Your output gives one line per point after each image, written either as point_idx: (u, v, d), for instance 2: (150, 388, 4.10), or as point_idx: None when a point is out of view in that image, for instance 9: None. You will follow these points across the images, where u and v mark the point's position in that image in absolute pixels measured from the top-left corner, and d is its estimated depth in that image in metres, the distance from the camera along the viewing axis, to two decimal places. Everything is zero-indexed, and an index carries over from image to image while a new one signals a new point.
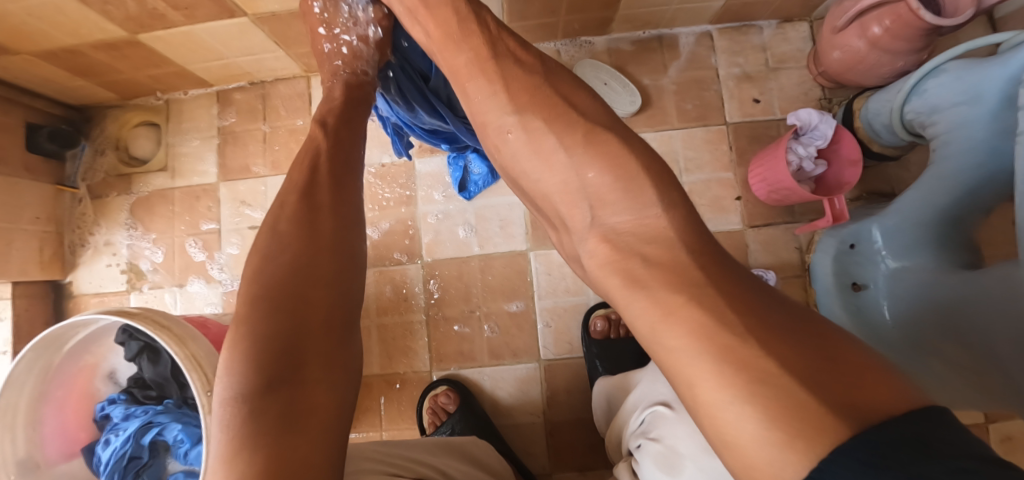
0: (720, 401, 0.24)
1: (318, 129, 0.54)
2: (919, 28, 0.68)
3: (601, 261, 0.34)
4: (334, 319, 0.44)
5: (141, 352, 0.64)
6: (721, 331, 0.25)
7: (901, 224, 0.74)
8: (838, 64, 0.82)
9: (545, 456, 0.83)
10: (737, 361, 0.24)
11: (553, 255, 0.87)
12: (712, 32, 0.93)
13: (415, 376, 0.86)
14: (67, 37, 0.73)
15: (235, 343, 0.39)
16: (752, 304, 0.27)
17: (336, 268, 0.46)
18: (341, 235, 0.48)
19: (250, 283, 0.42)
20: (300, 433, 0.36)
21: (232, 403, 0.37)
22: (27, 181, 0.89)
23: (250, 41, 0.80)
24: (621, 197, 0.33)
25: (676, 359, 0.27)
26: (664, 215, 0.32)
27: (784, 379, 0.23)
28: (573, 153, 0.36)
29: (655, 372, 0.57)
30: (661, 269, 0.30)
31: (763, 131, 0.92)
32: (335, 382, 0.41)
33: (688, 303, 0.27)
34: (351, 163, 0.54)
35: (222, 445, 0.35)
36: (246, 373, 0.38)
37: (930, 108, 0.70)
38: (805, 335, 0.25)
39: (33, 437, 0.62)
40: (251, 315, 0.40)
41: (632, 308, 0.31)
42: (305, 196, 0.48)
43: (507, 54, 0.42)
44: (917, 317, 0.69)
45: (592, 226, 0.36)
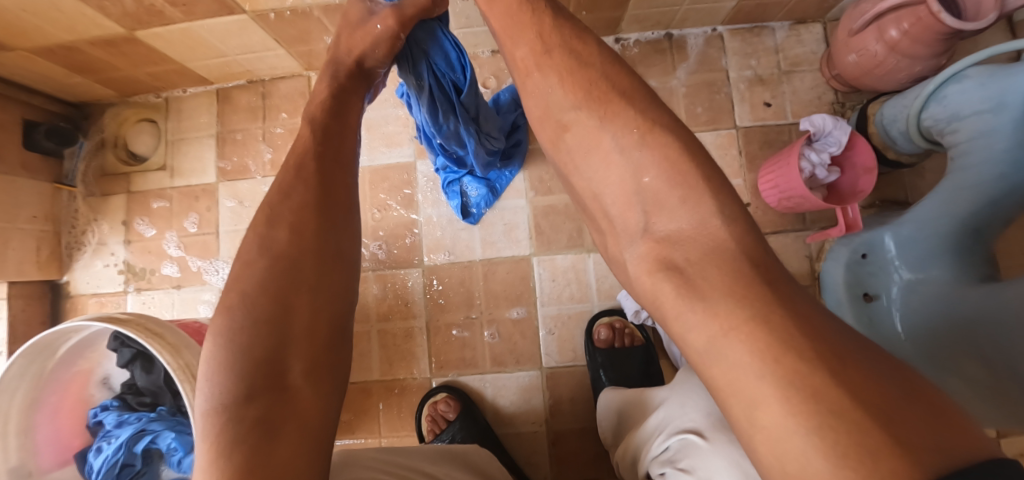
0: (784, 430, 0.23)
1: (305, 126, 0.49)
2: (939, 32, 0.66)
3: (651, 269, 0.32)
4: (321, 326, 0.41)
5: (134, 359, 0.63)
6: (791, 356, 0.24)
7: (917, 233, 0.72)
8: (854, 68, 0.80)
9: (547, 465, 0.82)
10: (807, 388, 0.23)
11: (557, 260, 0.85)
12: (724, 33, 0.90)
13: (414, 382, 0.85)
14: (62, 33, 0.71)
15: (215, 351, 0.38)
16: (824, 332, 0.25)
17: (316, 273, 0.42)
18: (325, 237, 0.44)
19: (231, 288, 0.40)
20: (280, 443, 0.35)
21: (211, 413, 0.36)
22: (24, 180, 0.88)
23: (250, 38, 0.78)
24: (680, 205, 0.32)
25: (736, 380, 0.25)
26: (725, 227, 0.31)
27: (859, 415, 0.21)
28: (629, 154, 0.35)
29: (686, 396, 0.55)
30: (722, 277, 0.28)
31: (774, 136, 0.89)
32: (321, 390, 0.40)
33: (751, 320, 0.26)
34: (345, 160, 0.49)
35: (201, 452, 0.35)
36: (229, 382, 0.36)
37: (949, 115, 0.68)
38: (874, 363, 0.24)
39: (26, 445, 0.61)
40: (233, 321, 0.38)
41: (685, 321, 0.29)
42: (322, 196, 0.45)
43: (563, 45, 0.39)
44: (934, 327, 0.66)
45: (643, 231, 0.34)
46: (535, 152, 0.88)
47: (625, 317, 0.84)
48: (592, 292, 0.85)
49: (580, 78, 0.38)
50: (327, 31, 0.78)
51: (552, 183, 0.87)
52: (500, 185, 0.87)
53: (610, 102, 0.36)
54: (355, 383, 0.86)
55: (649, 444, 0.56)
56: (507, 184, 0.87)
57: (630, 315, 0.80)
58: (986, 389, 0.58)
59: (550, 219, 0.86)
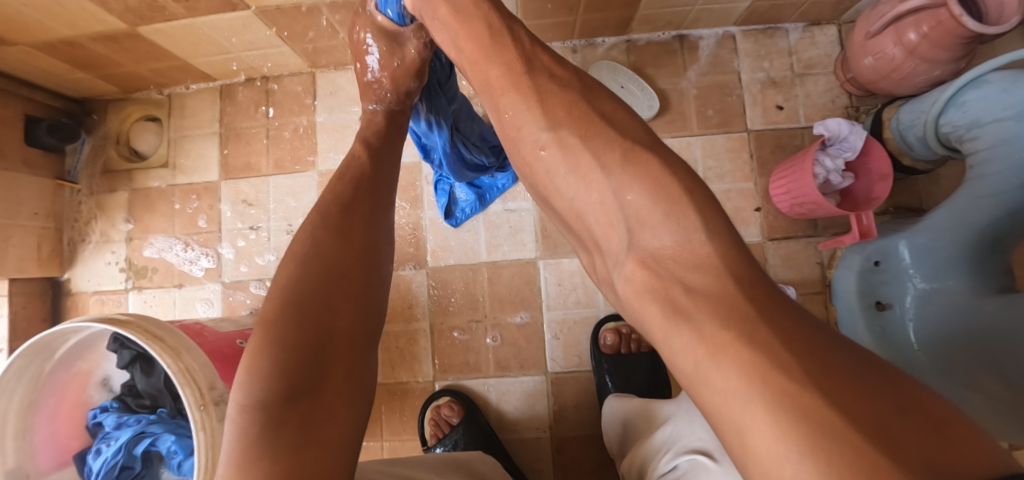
0: (773, 456, 0.20)
1: (359, 149, 0.52)
2: (960, 35, 0.64)
3: (639, 289, 0.30)
4: (360, 333, 0.39)
5: (134, 361, 0.62)
6: (778, 373, 0.21)
7: (932, 243, 0.71)
8: (870, 71, 0.78)
9: (551, 472, 0.81)
10: (797, 407, 0.20)
11: (564, 264, 0.84)
12: (736, 34, 0.89)
13: (417, 386, 0.84)
14: (64, 29, 0.70)
15: (258, 346, 0.35)
16: (811, 344, 0.23)
17: (359, 281, 0.41)
18: (373, 243, 0.44)
19: (280, 289, 0.39)
20: (318, 446, 0.31)
21: (247, 411, 0.33)
22: (25, 176, 0.86)
23: (254, 35, 0.77)
24: (662, 220, 0.29)
25: (723, 404, 0.23)
26: (708, 243, 0.27)
27: (853, 434, 0.19)
28: (612, 173, 0.32)
29: (692, 413, 0.54)
30: (704, 299, 0.25)
31: (787, 140, 0.87)
32: (356, 396, 0.36)
33: (736, 338, 0.23)
34: (391, 184, 0.50)
35: (229, 459, 0.32)
36: (267, 381, 0.34)
37: (969, 121, 0.66)
38: (874, 377, 0.22)
39: (23, 447, 0.60)
40: (278, 318, 0.36)
41: (673, 344, 0.26)
42: (344, 208, 0.44)
43: (543, 69, 0.37)
44: (958, 339, 0.65)
45: (628, 249, 0.31)
46: None
47: None
48: (599, 297, 0.83)
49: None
50: (332, 28, 0.76)
51: None
52: (488, 195, 0.85)
53: (625, 112, 0.34)
54: None
55: (656, 459, 0.55)
56: (496, 196, 0.86)
57: None
58: (1000, 402, 0.56)
59: (557, 222, 0.85)
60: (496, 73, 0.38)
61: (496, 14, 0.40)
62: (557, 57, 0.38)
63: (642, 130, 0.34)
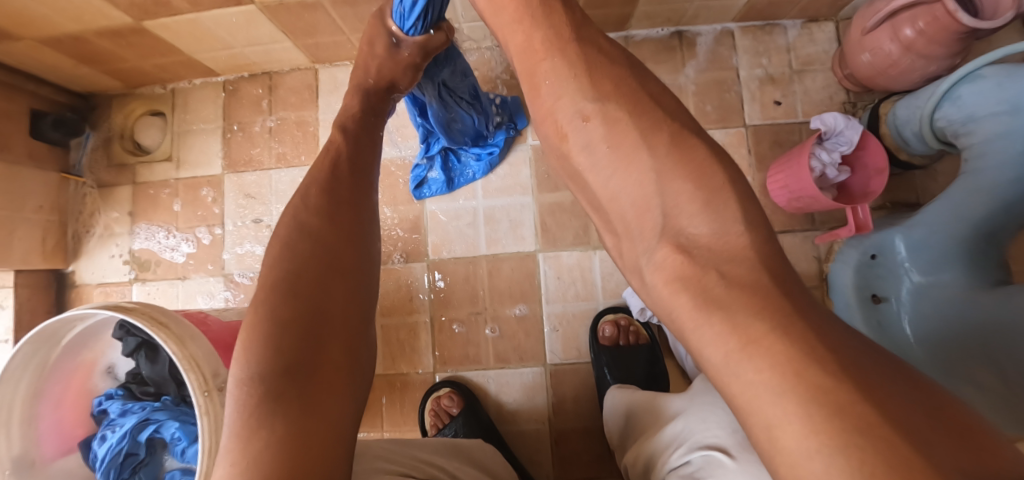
0: (803, 451, 0.21)
1: (337, 135, 0.51)
2: (955, 31, 0.65)
3: (670, 277, 0.29)
4: (353, 311, 0.40)
5: (139, 348, 0.63)
6: (815, 368, 0.23)
7: (929, 236, 0.71)
8: (867, 68, 0.78)
9: (550, 464, 0.81)
10: (830, 404, 0.22)
11: (564, 257, 0.85)
12: (734, 31, 0.89)
13: (418, 378, 0.85)
14: (70, 23, 0.71)
15: (256, 323, 0.36)
16: (847, 352, 0.24)
17: (352, 261, 0.42)
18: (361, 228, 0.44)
19: (275, 266, 0.39)
20: (316, 418, 0.33)
21: (246, 384, 0.34)
22: (29, 169, 0.87)
23: (258, 31, 0.78)
24: (700, 210, 0.30)
25: (753, 397, 0.24)
26: (747, 234, 0.28)
27: (885, 432, 0.20)
28: (657, 154, 0.32)
29: (706, 408, 0.54)
30: (741, 290, 0.26)
31: (785, 135, 0.88)
32: (353, 372, 0.37)
33: (772, 332, 0.24)
34: (365, 165, 0.50)
35: (233, 432, 0.32)
36: (265, 355, 0.34)
37: (965, 116, 0.66)
38: (903, 388, 0.24)
39: (29, 435, 0.61)
40: (271, 297, 0.37)
41: (703, 335, 0.27)
42: (327, 190, 0.45)
43: (583, 43, 0.36)
44: (954, 332, 0.65)
45: (661, 232, 0.31)
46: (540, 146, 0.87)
47: (630, 315, 0.83)
48: (597, 290, 0.84)
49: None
50: (335, 24, 0.77)
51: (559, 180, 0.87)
52: (457, 182, 0.87)
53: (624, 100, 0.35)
54: None
55: (664, 455, 0.56)
56: (465, 183, 0.87)
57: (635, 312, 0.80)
58: (996, 394, 0.57)
59: (556, 217, 0.86)
60: (540, 37, 0.36)
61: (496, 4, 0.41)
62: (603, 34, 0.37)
63: (685, 112, 0.34)
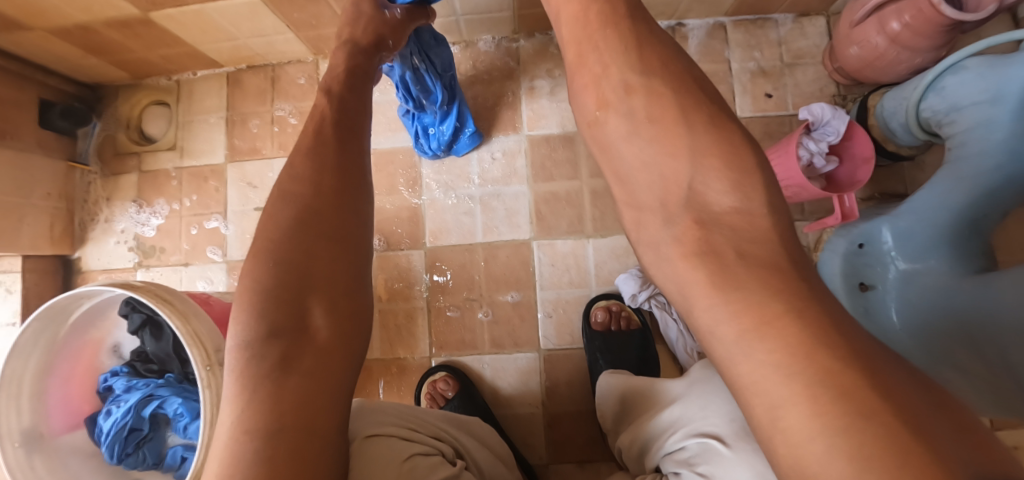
0: (806, 433, 0.24)
1: (323, 97, 0.51)
2: (940, 24, 0.66)
3: (687, 252, 0.33)
4: (341, 275, 0.41)
5: (144, 325, 0.65)
6: (824, 353, 0.25)
7: (914, 225, 0.73)
8: (856, 60, 0.80)
9: (543, 447, 0.83)
10: (839, 387, 0.24)
11: (557, 245, 0.87)
12: (727, 25, 0.91)
13: (415, 362, 0.87)
14: (79, 14, 0.73)
15: (246, 290, 0.38)
16: (866, 345, 0.27)
17: (335, 225, 0.42)
18: (349, 193, 0.44)
19: (261, 233, 0.41)
20: (302, 377, 0.36)
21: (237, 349, 0.36)
22: (39, 157, 0.90)
23: (261, 22, 0.80)
24: (731, 188, 0.33)
25: (763, 377, 0.27)
26: (770, 217, 0.32)
27: (888, 418, 0.23)
28: (695, 129, 0.35)
29: (706, 396, 0.53)
30: (758, 271, 0.29)
31: (776, 127, 0.90)
32: (343, 335, 0.39)
33: (787, 314, 0.27)
34: (357, 129, 0.50)
35: (231, 391, 0.35)
36: (255, 320, 0.37)
37: (948, 106, 0.68)
38: (906, 376, 0.27)
39: (38, 408, 0.63)
40: (260, 265, 0.39)
41: (716, 313, 0.30)
42: (313, 152, 0.45)
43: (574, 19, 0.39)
44: (931, 319, 0.68)
45: (684, 207, 0.35)
46: (536, 136, 0.89)
47: (622, 301, 0.84)
48: (591, 277, 0.86)
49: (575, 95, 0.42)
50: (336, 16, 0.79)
51: (554, 169, 0.89)
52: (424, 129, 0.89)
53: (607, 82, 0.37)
54: None
55: (660, 439, 0.56)
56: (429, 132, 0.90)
57: (627, 298, 0.81)
58: (984, 383, 0.59)
59: (551, 205, 0.88)
60: (594, 8, 0.39)
61: None
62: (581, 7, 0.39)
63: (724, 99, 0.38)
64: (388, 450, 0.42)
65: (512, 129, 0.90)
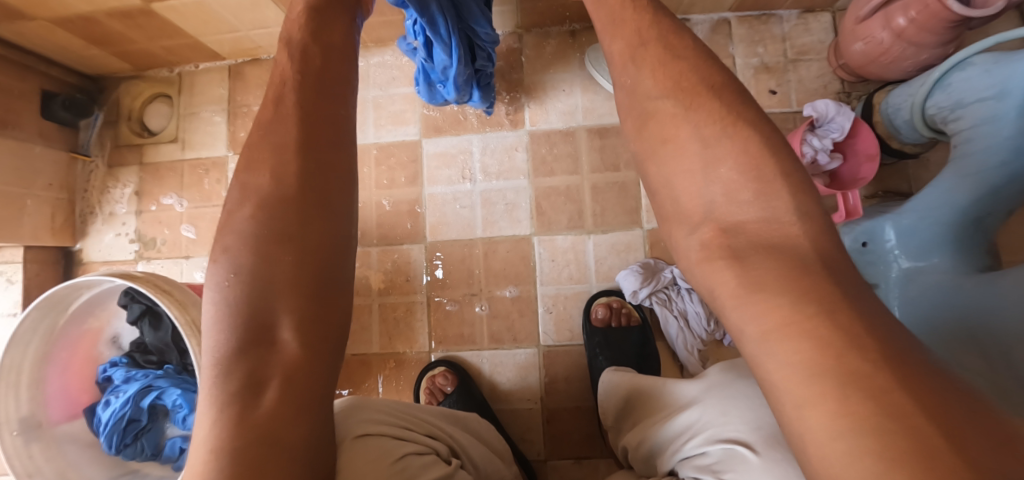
0: (830, 432, 0.24)
1: (282, 50, 0.42)
2: (946, 19, 0.65)
3: (711, 254, 0.33)
4: (309, 278, 0.36)
5: (142, 315, 0.65)
6: (854, 355, 0.25)
7: (918, 223, 0.72)
8: (860, 56, 0.79)
9: (542, 442, 0.83)
10: (867, 389, 0.24)
11: (557, 240, 0.86)
12: (731, 20, 0.90)
13: (414, 356, 0.87)
14: (81, 4, 0.73)
15: (213, 302, 0.35)
16: (893, 340, 0.26)
17: (295, 222, 0.37)
18: (313, 178, 0.38)
19: (223, 235, 0.37)
20: (267, 398, 0.33)
21: (210, 364, 0.34)
22: (41, 147, 0.90)
23: (262, 14, 0.80)
24: (753, 199, 0.33)
25: (787, 377, 0.27)
26: (799, 224, 0.32)
27: (917, 420, 0.22)
28: (709, 145, 0.35)
29: (727, 403, 0.52)
30: (780, 273, 0.29)
31: (779, 124, 0.89)
32: (314, 344, 0.36)
33: (817, 316, 0.27)
34: (340, 90, 0.43)
35: (201, 409, 0.33)
36: (222, 334, 0.34)
37: (953, 102, 0.68)
38: (938, 369, 0.25)
39: (36, 397, 0.63)
40: (224, 274, 0.35)
41: (742, 314, 0.30)
42: (269, 133, 0.39)
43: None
44: (935, 319, 0.67)
45: (708, 216, 0.34)
46: (538, 132, 0.89)
47: (622, 297, 0.84)
48: (591, 273, 0.86)
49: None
50: None
51: (555, 164, 0.88)
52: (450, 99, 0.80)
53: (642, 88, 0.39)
54: (355, 355, 0.88)
55: (675, 443, 0.55)
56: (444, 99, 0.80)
57: (628, 294, 0.81)
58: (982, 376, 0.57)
59: (552, 200, 0.87)
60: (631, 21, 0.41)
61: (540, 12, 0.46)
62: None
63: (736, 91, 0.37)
64: (382, 449, 0.41)
65: (512, 124, 0.89)
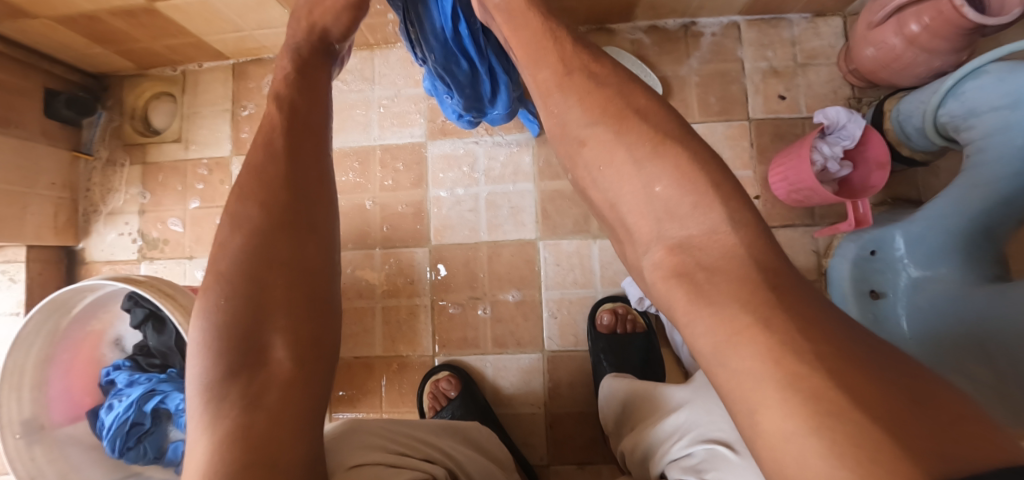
0: (783, 433, 0.24)
1: (272, 102, 0.45)
2: (960, 27, 0.64)
3: (666, 274, 0.34)
4: (300, 299, 0.39)
5: (146, 319, 0.65)
6: (793, 358, 0.26)
7: (927, 231, 0.72)
8: (872, 62, 0.79)
9: (544, 447, 0.83)
10: (807, 390, 0.24)
11: (563, 245, 0.85)
12: (740, 24, 0.89)
13: (418, 360, 0.86)
14: (86, 3, 0.72)
15: (201, 330, 0.37)
16: (829, 337, 0.27)
17: (281, 247, 0.40)
18: (299, 210, 0.42)
19: (211, 266, 0.39)
20: (258, 418, 0.34)
21: (197, 391, 0.35)
22: (44, 146, 0.89)
23: (267, 14, 0.79)
24: (691, 211, 0.35)
25: (742, 384, 0.27)
26: (735, 233, 0.33)
27: (856, 415, 0.23)
28: (642, 166, 0.37)
29: (709, 402, 0.54)
30: (729, 285, 0.30)
31: (787, 129, 0.88)
32: (305, 361, 0.38)
33: (755, 325, 0.28)
34: (317, 131, 0.46)
35: (195, 431, 0.35)
36: (210, 362, 0.36)
37: (966, 111, 0.67)
38: (887, 367, 0.26)
39: (39, 399, 0.62)
40: (211, 304, 0.37)
41: (696, 328, 0.31)
42: (258, 169, 0.42)
43: (564, 48, 0.44)
44: (940, 330, 0.67)
45: (658, 238, 0.37)
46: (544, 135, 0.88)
47: (628, 303, 0.84)
48: (596, 278, 0.85)
49: (589, 94, 0.41)
50: None
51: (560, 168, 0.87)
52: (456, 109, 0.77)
53: (650, 108, 0.40)
54: (358, 358, 0.88)
55: (664, 445, 0.57)
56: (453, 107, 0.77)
57: (633, 301, 0.81)
58: (988, 387, 0.56)
59: (557, 204, 0.86)
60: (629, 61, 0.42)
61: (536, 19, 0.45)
62: (564, 39, 0.44)
63: None
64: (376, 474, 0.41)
65: (519, 126, 0.88)
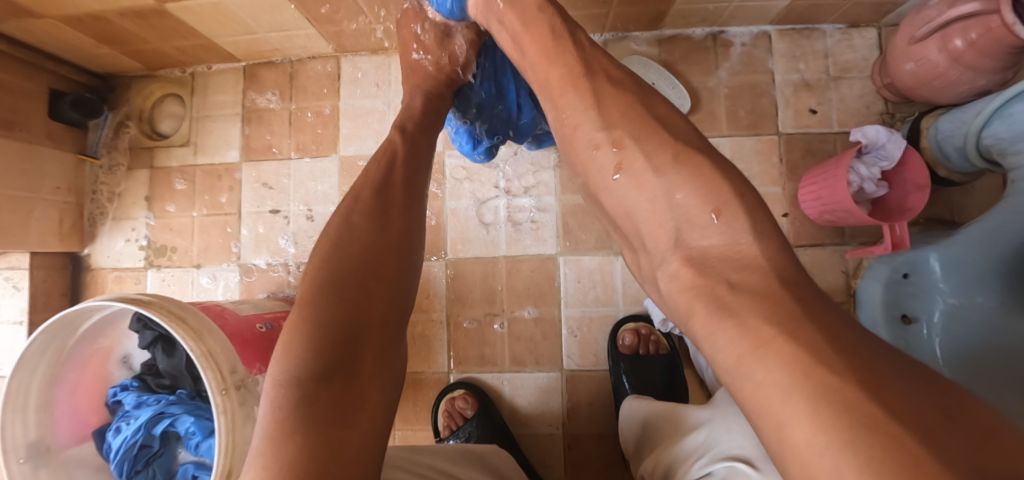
0: (813, 448, 0.21)
1: (397, 135, 0.54)
2: (1010, 45, 0.61)
3: (684, 286, 0.32)
4: (392, 316, 0.42)
5: (156, 341, 0.63)
6: (822, 369, 0.23)
7: (965, 256, 0.69)
8: (911, 78, 0.75)
9: (562, 468, 0.81)
10: (840, 400, 0.21)
11: (586, 261, 0.83)
12: (771, 33, 0.86)
13: (432, 377, 0.84)
14: (93, 4, 0.69)
15: (298, 323, 0.37)
16: (855, 347, 0.24)
17: (382, 260, 0.43)
18: (408, 234, 0.46)
19: (322, 266, 0.41)
20: (352, 426, 0.34)
21: (284, 386, 0.35)
22: (49, 149, 0.87)
23: (282, 16, 0.76)
24: (711, 221, 0.31)
25: (766, 398, 0.24)
26: (757, 244, 0.29)
27: (894, 428, 0.20)
28: (663, 174, 0.35)
29: (730, 419, 0.53)
30: (752, 297, 0.27)
31: (818, 144, 0.85)
32: (386, 382, 0.38)
33: (780, 335, 0.25)
34: (422, 172, 0.52)
35: (266, 434, 0.33)
36: (302, 359, 0.36)
37: (1014, 134, 0.63)
38: (919, 382, 0.23)
39: (45, 421, 0.60)
40: (315, 299, 0.38)
41: (717, 341, 0.28)
42: (379, 192, 0.47)
43: (608, 71, 0.41)
44: (987, 349, 0.65)
45: (676, 246, 0.33)
46: None
47: (651, 324, 0.81)
48: (618, 295, 0.83)
49: (635, 119, 0.38)
50: (360, 11, 0.75)
51: None
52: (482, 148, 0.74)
53: (701, 135, 0.37)
54: None
55: (687, 464, 0.55)
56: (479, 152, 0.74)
57: (657, 323, 0.78)
58: None
59: (579, 218, 0.84)
60: None
61: (577, 38, 0.43)
62: (611, 61, 0.42)
63: None
64: None
65: None
